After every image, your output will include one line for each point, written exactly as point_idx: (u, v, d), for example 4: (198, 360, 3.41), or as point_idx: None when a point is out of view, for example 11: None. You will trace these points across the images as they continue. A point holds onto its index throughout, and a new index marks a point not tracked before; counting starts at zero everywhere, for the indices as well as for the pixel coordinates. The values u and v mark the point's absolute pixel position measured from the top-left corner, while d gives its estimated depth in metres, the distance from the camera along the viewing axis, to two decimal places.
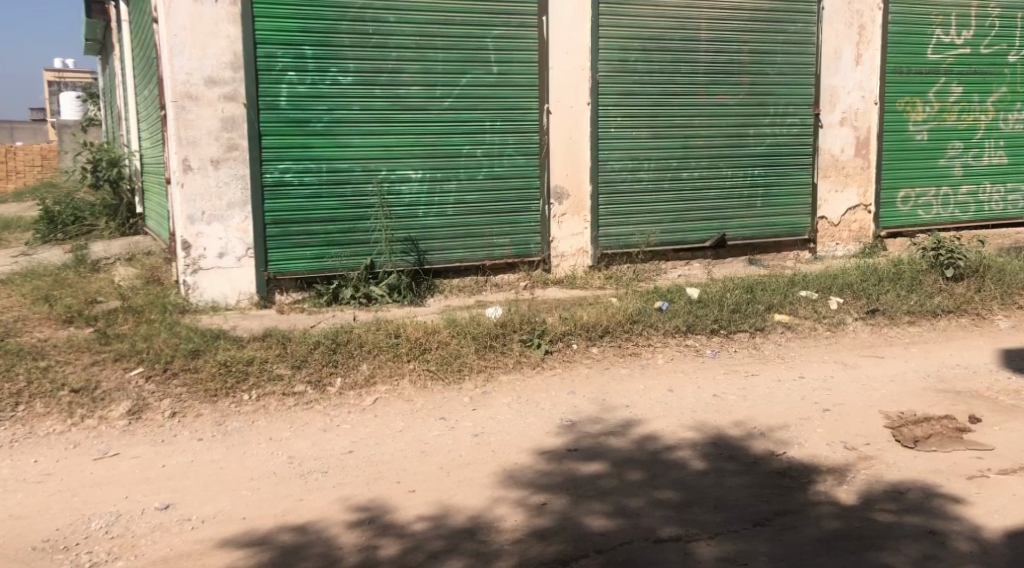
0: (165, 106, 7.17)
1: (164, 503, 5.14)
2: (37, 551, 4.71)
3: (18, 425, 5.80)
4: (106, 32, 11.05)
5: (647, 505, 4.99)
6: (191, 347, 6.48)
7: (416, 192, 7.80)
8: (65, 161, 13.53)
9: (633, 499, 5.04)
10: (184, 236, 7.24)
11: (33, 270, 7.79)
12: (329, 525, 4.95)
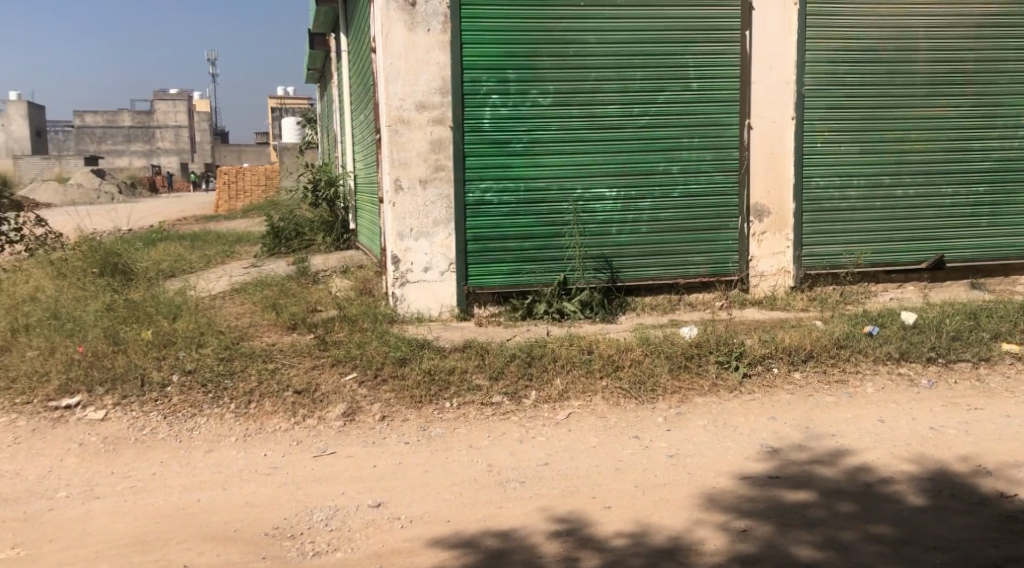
0: (380, 130, 7.62)
1: (376, 501, 5.46)
2: (269, 536, 5.09)
3: (250, 421, 6.29)
4: (325, 62, 11.85)
5: (860, 539, 4.92)
6: (399, 355, 6.85)
7: (610, 210, 7.92)
8: (288, 182, 14.54)
9: (845, 532, 4.97)
10: (393, 252, 7.65)
11: (262, 279, 8.43)
12: (531, 534, 5.13)
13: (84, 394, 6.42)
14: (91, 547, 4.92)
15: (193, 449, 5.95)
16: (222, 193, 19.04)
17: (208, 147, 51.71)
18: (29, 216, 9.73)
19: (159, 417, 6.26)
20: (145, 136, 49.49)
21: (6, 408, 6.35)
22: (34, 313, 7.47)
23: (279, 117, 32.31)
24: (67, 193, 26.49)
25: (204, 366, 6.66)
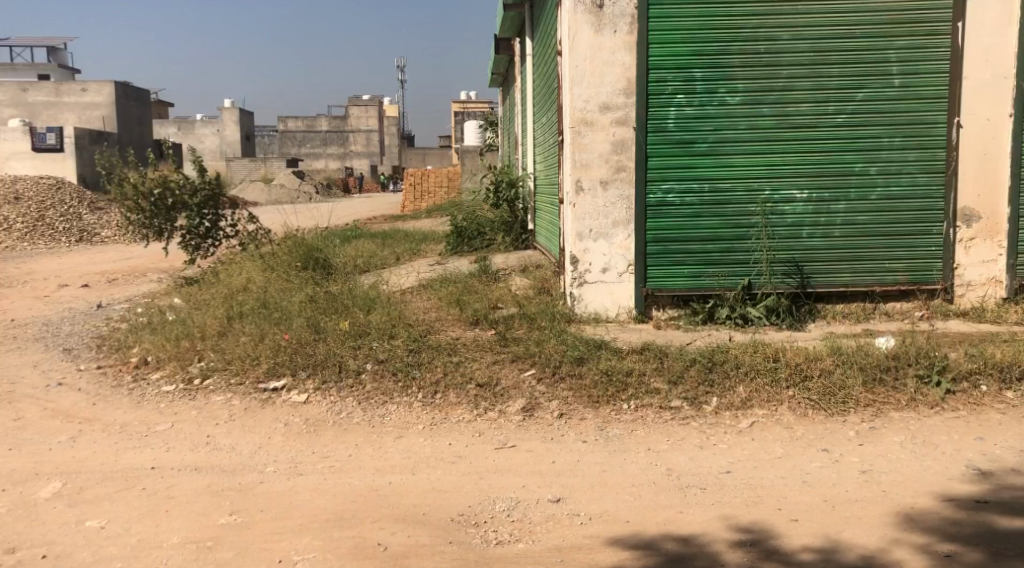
0: (564, 131, 7.68)
1: (555, 496, 5.49)
2: (455, 523, 5.20)
3: (436, 410, 6.45)
4: (508, 65, 12.07)
5: None
6: (577, 354, 6.84)
7: (800, 213, 7.69)
8: (470, 183, 14.87)
9: None
10: (572, 252, 7.69)
11: (446, 276, 8.62)
12: (712, 541, 5.03)
13: (288, 378, 6.79)
14: (300, 519, 5.15)
15: (384, 435, 6.15)
16: (408, 194, 19.62)
17: (391, 150, 53.38)
18: (241, 213, 10.27)
19: (355, 402, 6.53)
20: (339, 140, 51.68)
21: (223, 387, 6.81)
22: (246, 302, 7.93)
23: (462, 120, 33.01)
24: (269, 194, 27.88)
25: (395, 356, 6.88)
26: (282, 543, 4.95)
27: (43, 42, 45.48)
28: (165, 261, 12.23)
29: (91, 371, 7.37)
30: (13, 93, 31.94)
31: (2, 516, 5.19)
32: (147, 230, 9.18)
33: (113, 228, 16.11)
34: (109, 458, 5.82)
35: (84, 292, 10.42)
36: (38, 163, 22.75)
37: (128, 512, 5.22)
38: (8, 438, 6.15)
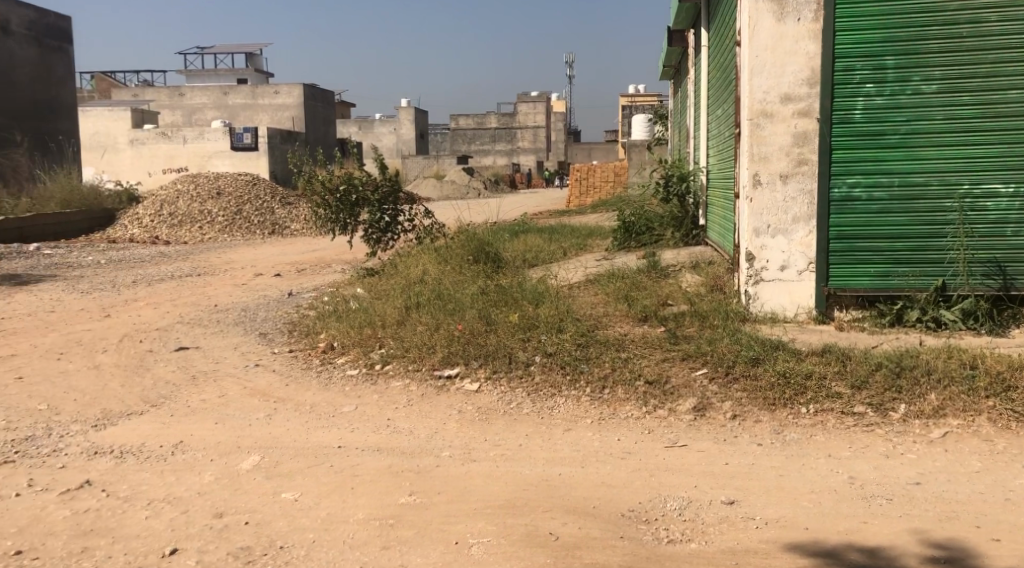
0: (742, 124, 7.48)
1: (729, 498, 5.29)
2: (625, 518, 5.09)
3: (605, 405, 6.36)
4: (681, 58, 11.85)
5: None
6: (751, 355, 6.58)
7: (1004, 209, 7.17)
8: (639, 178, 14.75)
9: None
10: (749, 248, 7.48)
11: (614, 272, 8.50)
12: (902, 555, 4.76)
13: (461, 366, 6.87)
14: (476, 504, 5.18)
15: (553, 427, 6.11)
16: (574, 189, 19.69)
17: (556, 147, 53.53)
18: (420, 208, 10.42)
19: (524, 394, 6.53)
20: (508, 136, 52.32)
21: (401, 373, 6.96)
22: (423, 292, 8.05)
23: (631, 115, 32.83)
24: (441, 188, 28.62)
25: (563, 350, 6.82)
26: (458, 526, 4.98)
27: (235, 47, 47.89)
28: (347, 254, 12.61)
29: (285, 354, 7.66)
30: (213, 95, 34.19)
31: (209, 483, 5.42)
32: (333, 225, 9.46)
33: (302, 221, 16.42)
34: (301, 436, 6.00)
35: (277, 281, 10.85)
36: (236, 162, 24.03)
37: (318, 487, 5.36)
38: (212, 413, 6.43)
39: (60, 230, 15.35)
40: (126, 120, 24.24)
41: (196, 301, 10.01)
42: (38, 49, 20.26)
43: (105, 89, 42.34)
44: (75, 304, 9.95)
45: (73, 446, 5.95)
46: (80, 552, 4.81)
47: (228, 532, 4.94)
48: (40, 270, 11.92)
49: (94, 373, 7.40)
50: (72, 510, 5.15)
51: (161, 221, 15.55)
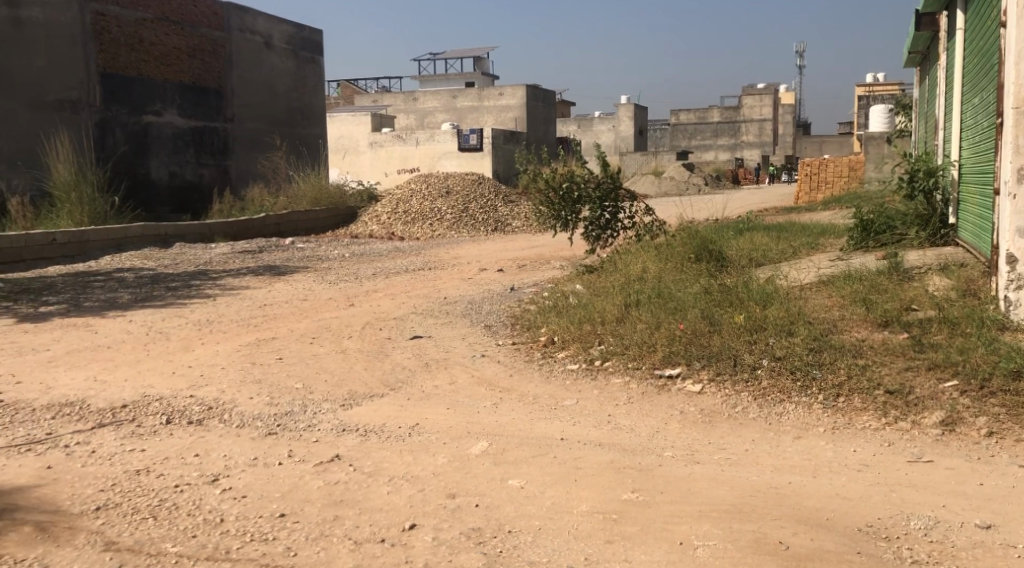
0: (1007, 113, 6.87)
1: (984, 521, 4.80)
2: (863, 533, 4.74)
3: (839, 414, 5.95)
4: (931, 42, 11.11)
5: None
6: (1012, 367, 5.92)
7: None
8: (879, 172, 14.05)
9: None
10: (1010, 250, 6.82)
11: (852, 274, 8.01)
12: None
13: (683, 367, 6.64)
14: (699, 506, 5.02)
15: (781, 433, 5.79)
16: (803, 185, 19.01)
17: (780, 143, 51.74)
18: (641, 206, 10.27)
19: (750, 398, 6.22)
20: (733, 130, 51.14)
21: (621, 370, 6.85)
22: (643, 290, 7.84)
23: (870, 100, 31.14)
24: (660, 185, 28.61)
25: (794, 354, 6.44)
26: (682, 527, 4.87)
27: (465, 52, 49.28)
28: (568, 250, 12.62)
29: (509, 346, 7.83)
30: (442, 98, 35.21)
31: (442, 464, 5.71)
32: (555, 222, 9.45)
33: (523, 218, 16.56)
34: (526, 426, 6.19)
35: (500, 276, 10.96)
36: (463, 162, 24.39)
37: (544, 476, 5.51)
38: (445, 399, 6.78)
39: (311, 226, 16.39)
40: (366, 124, 25.69)
41: (426, 292, 10.30)
42: (294, 61, 21.32)
43: (348, 94, 44.93)
44: (324, 293, 10.47)
45: (325, 421, 6.41)
46: (332, 519, 5.14)
47: (461, 513, 5.17)
48: (294, 262, 12.62)
49: (340, 357, 7.84)
50: (325, 481, 5.53)
51: (396, 217, 16.14)
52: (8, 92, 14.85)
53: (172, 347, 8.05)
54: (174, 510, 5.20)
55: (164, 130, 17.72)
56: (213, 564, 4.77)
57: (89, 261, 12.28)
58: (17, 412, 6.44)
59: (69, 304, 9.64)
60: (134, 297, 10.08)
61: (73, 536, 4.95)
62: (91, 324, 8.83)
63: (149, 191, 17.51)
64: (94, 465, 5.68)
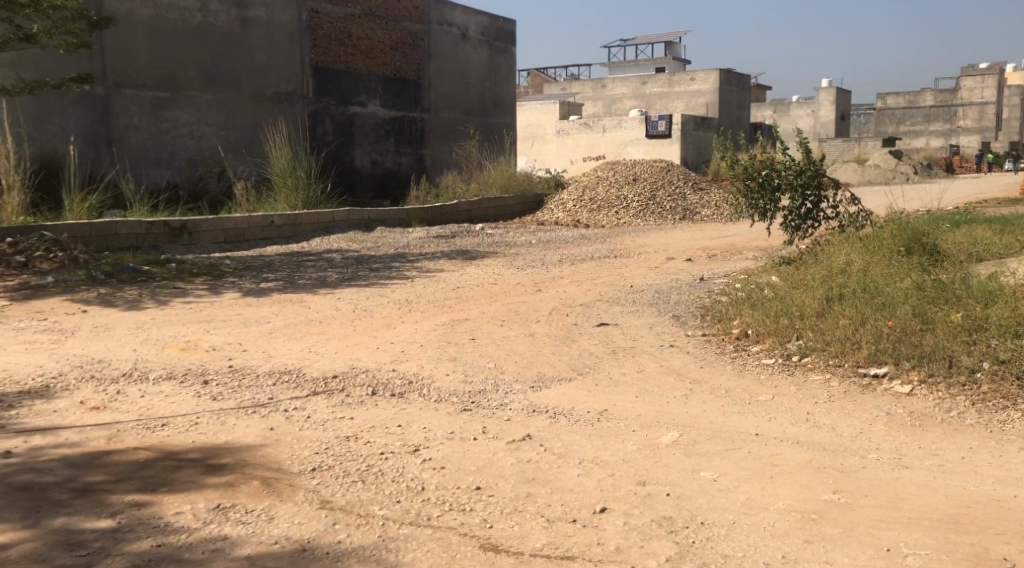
0: None
1: None
2: None
3: None
4: None
5: None
6: None
7: None
8: None
9: None
10: None
11: None
12: None
13: (891, 367, 6.31)
14: (906, 513, 4.75)
15: (1003, 443, 5.38)
16: None
17: (1004, 127, 47.55)
18: (844, 195, 9.80)
19: (967, 402, 5.82)
20: (947, 115, 48.14)
21: (821, 367, 6.58)
22: (847, 284, 7.46)
23: None
24: (863, 173, 27.38)
25: (1021, 357, 5.97)
26: (890, 533, 4.63)
27: (658, 38, 48.70)
28: (762, 240, 12.25)
29: (699, 337, 7.64)
30: (632, 85, 34.81)
31: (632, 451, 5.61)
32: (752, 211, 9.17)
33: (714, 207, 16.18)
34: (718, 418, 6.01)
35: (687, 266, 10.72)
36: (651, 148, 24.19)
37: (739, 470, 5.32)
38: (634, 387, 6.67)
39: (500, 213, 16.57)
40: (554, 112, 25.98)
41: (611, 280, 10.20)
42: (489, 52, 21.59)
43: (538, 82, 45.34)
44: (512, 278, 10.53)
45: (517, 401, 6.43)
46: (525, 496, 5.15)
47: (652, 500, 5.06)
48: (484, 247, 12.79)
49: (529, 340, 7.87)
50: (517, 459, 5.55)
51: (583, 205, 16.11)
52: (236, 85, 15.88)
53: (375, 324, 8.29)
54: (380, 476, 5.35)
55: (368, 120, 18.39)
56: (416, 529, 4.86)
57: (301, 242, 12.88)
58: (242, 377, 6.74)
59: (284, 281, 10.08)
60: (341, 276, 10.45)
61: (293, 492, 5.14)
62: (304, 300, 9.20)
63: (353, 179, 18.21)
64: (310, 429, 5.90)
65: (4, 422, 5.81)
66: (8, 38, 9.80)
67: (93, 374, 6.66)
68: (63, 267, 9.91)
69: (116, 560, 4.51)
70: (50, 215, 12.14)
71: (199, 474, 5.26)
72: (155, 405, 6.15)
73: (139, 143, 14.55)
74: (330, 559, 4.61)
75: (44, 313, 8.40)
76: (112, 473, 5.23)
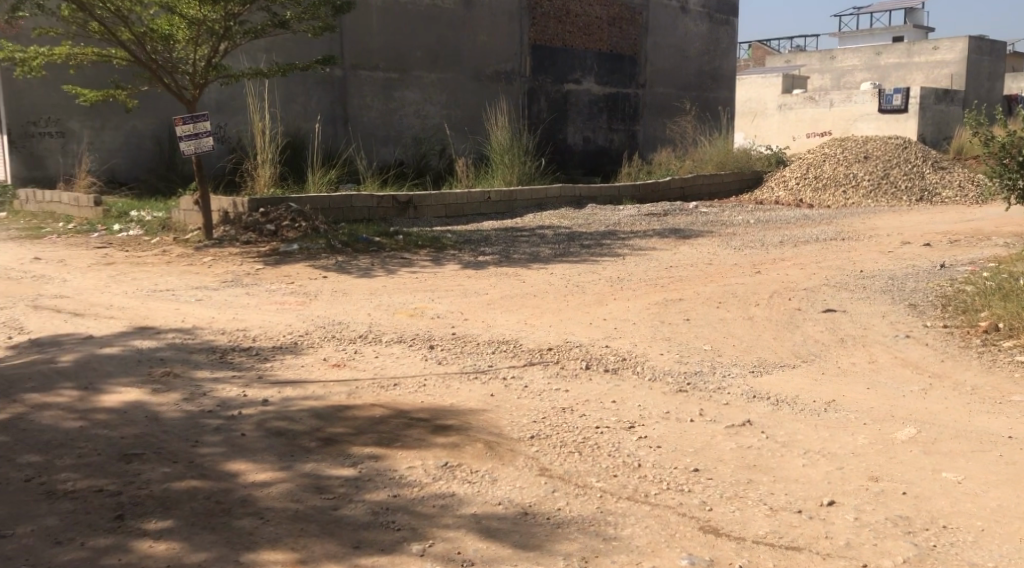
0: None
1: None
2: None
3: None
4: None
5: None
6: None
7: None
8: None
9: None
10: None
11: None
12: None
13: None
14: None
15: None
16: None
17: None
18: None
19: None
20: None
21: None
22: None
23: None
24: None
25: None
26: None
27: (895, 5, 45.84)
28: (1014, 226, 11.23)
29: (939, 329, 7.03)
30: (864, 55, 32.39)
31: (863, 445, 5.19)
32: (1004, 191, 8.44)
33: (955, 188, 15.06)
34: (962, 417, 5.48)
35: (926, 251, 9.95)
36: (883, 124, 22.74)
37: (988, 475, 4.84)
38: (865, 378, 6.19)
39: (715, 191, 16.05)
40: (778, 86, 25.00)
41: (839, 264, 9.60)
42: (709, 24, 20.92)
43: (762, 54, 43.67)
44: (728, 259, 10.09)
45: (735, 385, 6.09)
46: (747, 482, 4.85)
47: (885, 497, 4.67)
48: (698, 226, 12.38)
49: (748, 323, 7.49)
50: (738, 444, 5.24)
51: (806, 184, 15.38)
52: (458, 65, 16.51)
53: (589, 300, 8.13)
54: (597, 449, 5.18)
55: (582, 97, 18.40)
56: (633, 505, 4.66)
57: (515, 218, 12.90)
58: (464, 343, 6.75)
59: (500, 255, 10.07)
60: (553, 252, 10.34)
61: (513, 458, 5.05)
62: (519, 274, 9.13)
63: (564, 155, 18.29)
64: (527, 398, 5.80)
65: (261, 373, 6.03)
66: (265, 24, 10.21)
67: (334, 334, 6.83)
68: (306, 236, 10.29)
69: (357, 506, 4.55)
70: (293, 187, 12.79)
71: (428, 433, 5.25)
72: (387, 366, 6.22)
73: (371, 122, 15.53)
74: (550, 525, 4.48)
75: (288, 277, 8.75)
76: (352, 426, 5.30)
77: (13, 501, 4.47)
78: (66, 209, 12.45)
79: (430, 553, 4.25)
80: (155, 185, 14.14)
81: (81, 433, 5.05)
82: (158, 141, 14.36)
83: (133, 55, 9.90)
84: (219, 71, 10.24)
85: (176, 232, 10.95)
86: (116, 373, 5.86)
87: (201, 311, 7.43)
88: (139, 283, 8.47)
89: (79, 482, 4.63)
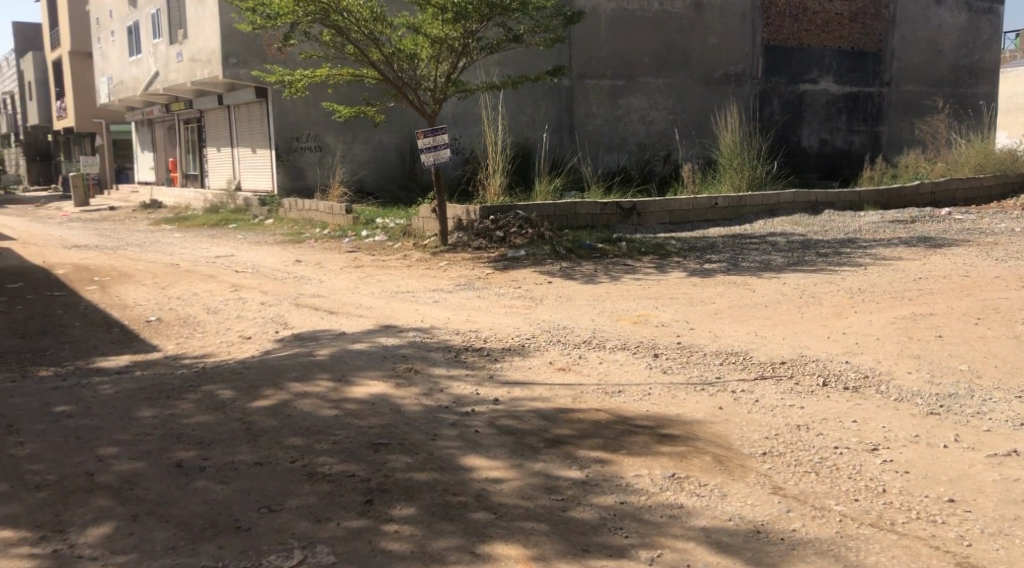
0: None
1: None
2: None
3: None
4: None
5: None
6: None
7: None
8: None
9: None
10: None
11: None
12: None
13: None
14: None
15: None
16: None
17: None
18: None
19: None
20: None
21: None
22: None
23: None
24: None
25: None
26: None
27: None
28: None
29: None
30: None
31: None
32: None
33: None
34: None
35: None
36: None
37: None
38: None
39: (972, 195, 14.83)
40: None
41: None
42: (969, 14, 19.32)
43: None
44: (984, 271, 9.21)
45: (997, 411, 5.46)
46: (1014, 519, 4.35)
47: None
48: (953, 234, 11.43)
49: (1008, 343, 6.73)
50: (1003, 476, 4.69)
51: None
52: (687, 69, 16.36)
53: (827, 312, 7.60)
54: (835, 470, 4.76)
55: (820, 97, 17.58)
56: (878, 532, 4.25)
57: (744, 225, 12.39)
58: (692, 353, 6.45)
59: (728, 263, 9.66)
60: (787, 260, 9.82)
61: (745, 473, 4.71)
62: (750, 283, 8.71)
63: (798, 159, 17.63)
64: (758, 413, 5.43)
65: (491, 372, 5.98)
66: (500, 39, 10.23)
67: (560, 338, 6.70)
68: (532, 243, 10.27)
69: (586, 509, 4.38)
70: (523, 196, 12.75)
71: (653, 441, 5.00)
72: (612, 373, 6.02)
73: (596, 130, 15.88)
74: (785, 546, 4.15)
75: (516, 282, 8.73)
76: (578, 429, 5.13)
77: (277, 478, 4.58)
78: (321, 216, 13.03)
79: (660, 562, 4.04)
80: (397, 194, 14.92)
81: (337, 421, 5.14)
82: (403, 153, 15.59)
83: (381, 75, 10.24)
84: (457, 86, 10.36)
85: (414, 238, 11.08)
86: (365, 366, 5.97)
87: (437, 312, 7.51)
88: (383, 285, 8.70)
89: (335, 465, 4.69)
